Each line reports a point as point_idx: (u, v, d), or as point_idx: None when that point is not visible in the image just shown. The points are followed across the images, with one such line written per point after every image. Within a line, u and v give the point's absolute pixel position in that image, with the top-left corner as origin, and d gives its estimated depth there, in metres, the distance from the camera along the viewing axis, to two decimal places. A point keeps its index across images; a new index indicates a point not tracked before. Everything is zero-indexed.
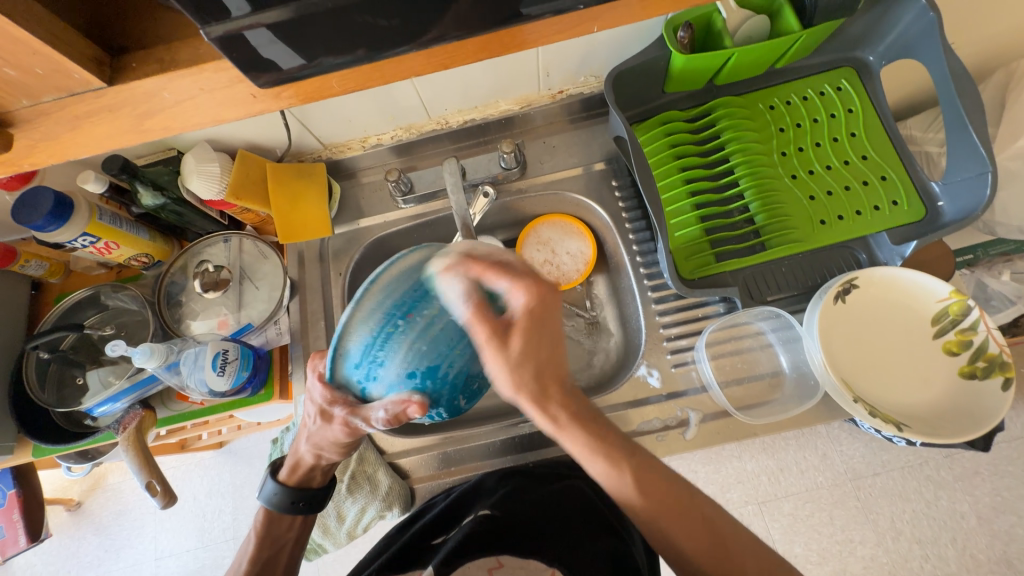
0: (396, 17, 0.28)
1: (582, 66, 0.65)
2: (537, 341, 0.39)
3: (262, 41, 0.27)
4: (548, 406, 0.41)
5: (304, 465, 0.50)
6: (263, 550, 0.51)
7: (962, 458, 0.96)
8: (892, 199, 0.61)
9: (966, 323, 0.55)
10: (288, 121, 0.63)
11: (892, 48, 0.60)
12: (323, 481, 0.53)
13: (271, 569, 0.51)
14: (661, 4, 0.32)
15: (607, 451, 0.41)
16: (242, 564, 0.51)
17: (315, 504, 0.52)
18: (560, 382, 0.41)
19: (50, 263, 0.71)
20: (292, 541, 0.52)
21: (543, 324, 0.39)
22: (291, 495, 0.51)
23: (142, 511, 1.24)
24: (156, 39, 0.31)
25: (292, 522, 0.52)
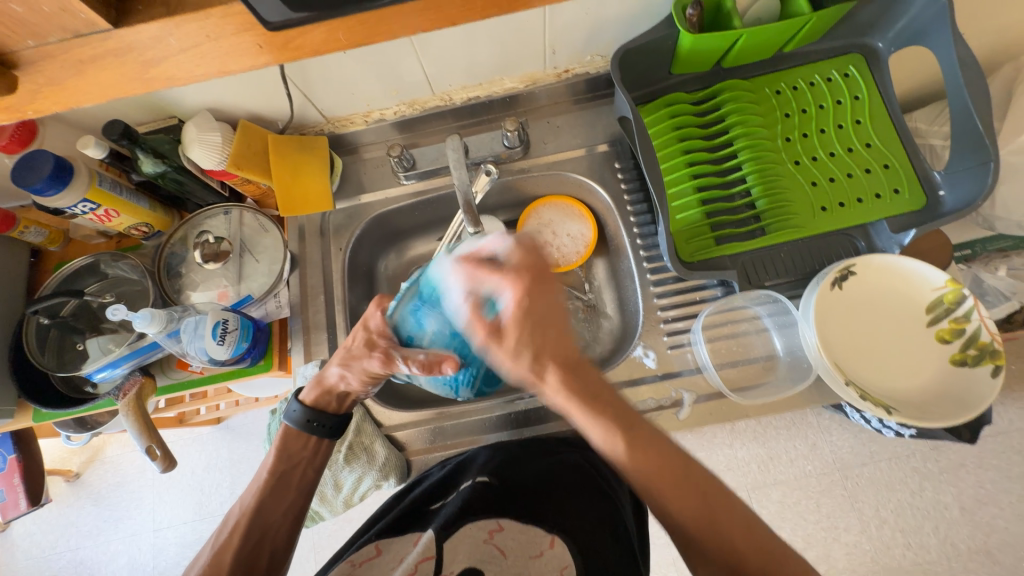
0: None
1: (589, 45, 0.64)
2: (535, 316, 0.42)
3: None
4: (549, 375, 0.42)
5: (326, 385, 0.53)
6: (281, 463, 0.53)
7: (948, 451, 0.97)
8: (894, 187, 0.61)
9: (960, 312, 0.55)
10: (291, 91, 0.63)
11: (901, 34, 0.60)
12: (339, 409, 0.56)
13: (287, 482, 0.52)
14: None
15: (605, 418, 0.42)
16: (259, 478, 0.52)
17: (328, 427, 0.54)
18: (562, 356, 0.43)
19: (50, 230, 0.71)
20: (306, 461, 0.54)
21: (539, 295, 0.42)
22: (306, 412, 0.54)
23: (140, 484, 1.26)
24: None
25: (308, 442, 0.54)
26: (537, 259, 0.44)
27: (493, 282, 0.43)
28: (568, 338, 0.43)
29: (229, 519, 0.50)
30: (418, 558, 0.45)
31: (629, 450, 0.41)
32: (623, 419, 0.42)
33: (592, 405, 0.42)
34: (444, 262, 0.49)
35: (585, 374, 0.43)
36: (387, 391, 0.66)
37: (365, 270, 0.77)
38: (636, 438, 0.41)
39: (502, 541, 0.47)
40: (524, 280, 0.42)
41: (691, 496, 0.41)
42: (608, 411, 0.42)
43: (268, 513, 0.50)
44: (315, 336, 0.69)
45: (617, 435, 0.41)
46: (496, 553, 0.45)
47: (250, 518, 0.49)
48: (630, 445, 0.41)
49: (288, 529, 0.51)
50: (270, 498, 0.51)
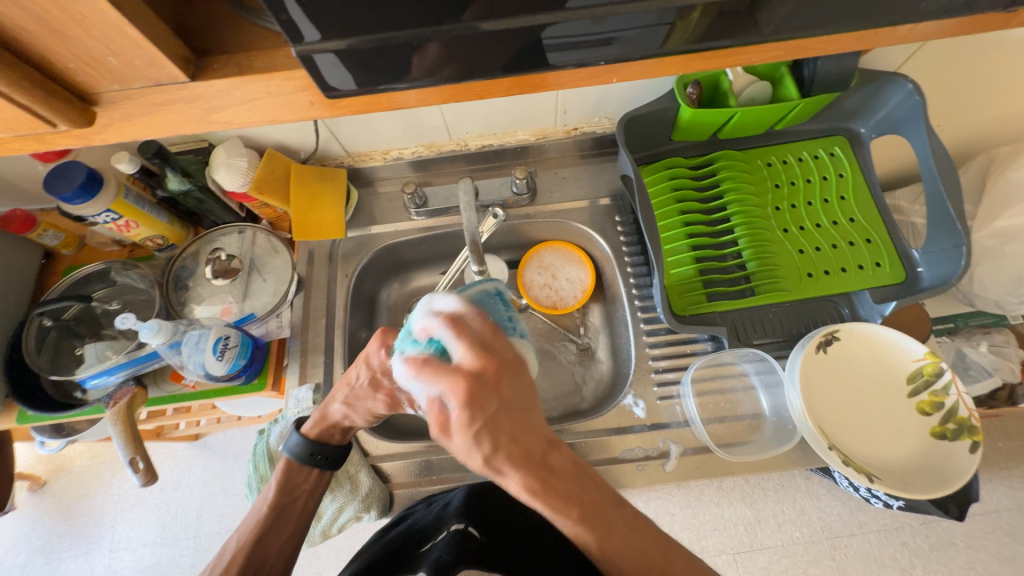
0: (449, 75, 0.31)
1: (597, 108, 0.70)
2: (486, 417, 0.37)
3: (327, 64, 0.28)
4: (509, 476, 0.38)
5: (330, 420, 0.54)
6: (282, 497, 0.52)
7: (938, 527, 0.96)
8: (875, 260, 0.65)
9: (939, 385, 0.57)
10: (319, 128, 0.68)
11: (881, 123, 0.66)
12: (341, 441, 0.56)
13: (285, 517, 0.52)
14: (673, 67, 0.33)
15: (577, 513, 0.39)
16: (258, 511, 0.51)
17: (332, 460, 0.54)
18: (524, 450, 0.38)
19: (66, 235, 0.73)
20: (307, 494, 0.54)
21: (497, 390, 0.38)
22: (309, 445, 0.53)
23: (104, 501, 1.20)
24: (213, 25, 0.32)
25: (310, 475, 0.54)
26: (495, 349, 0.40)
27: (435, 386, 0.37)
28: (532, 424, 0.39)
29: (223, 553, 0.49)
30: None
31: (598, 544, 0.39)
32: (594, 513, 0.40)
33: (562, 498, 0.39)
34: (422, 313, 0.43)
35: (552, 467, 0.39)
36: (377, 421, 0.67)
37: (368, 297, 0.79)
38: (609, 533, 0.39)
39: None
40: (468, 380, 0.37)
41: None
42: (578, 505, 0.39)
43: (265, 547, 0.50)
44: (312, 359, 0.70)
45: (588, 528, 0.39)
46: None
47: (247, 552, 0.48)
48: (601, 538, 0.39)
49: (283, 565, 0.50)
50: (269, 532, 0.50)
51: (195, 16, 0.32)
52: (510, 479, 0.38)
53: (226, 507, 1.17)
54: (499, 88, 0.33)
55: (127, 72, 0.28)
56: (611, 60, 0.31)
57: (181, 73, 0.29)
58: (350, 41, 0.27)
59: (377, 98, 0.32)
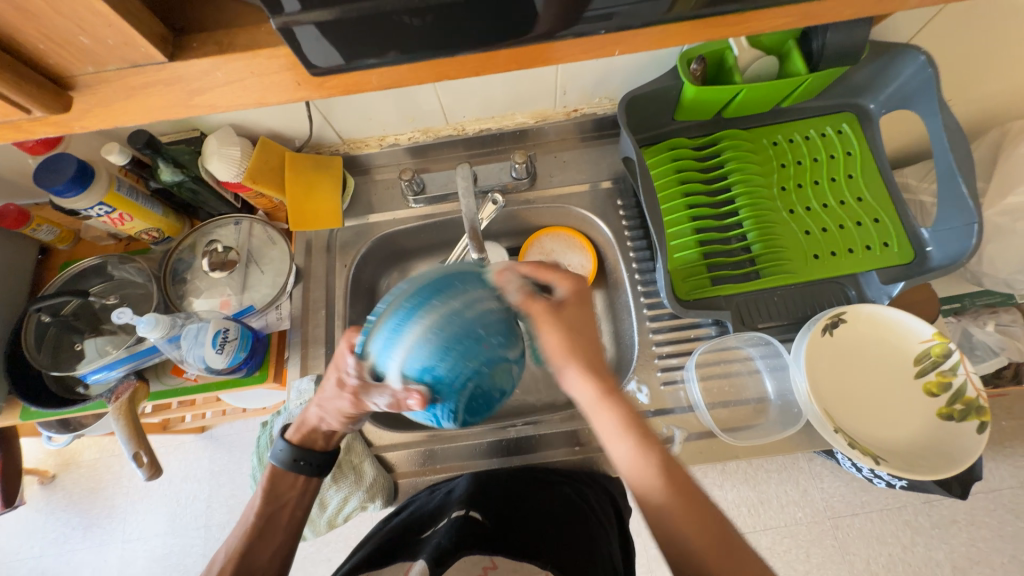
0: (441, 48, 0.29)
1: (597, 88, 0.68)
2: (563, 321, 0.44)
3: (309, 37, 0.27)
4: (575, 371, 0.44)
5: (307, 425, 0.53)
6: (268, 504, 0.52)
7: (941, 505, 0.97)
8: (883, 240, 0.64)
9: (947, 365, 0.57)
10: (311, 112, 0.66)
11: (891, 98, 0.64)
12: (327, 446, 0.55)
13: (274, 524, 0.51)
14: (678, 36, 0.31)
15: (633, 438, 0.42)
16: (246, 521, 0.51)
17: (317, 464, 0.53)
18: (595, 365, 0.44)
19: (61, 229, 0.72)
20: (294, 501, 0.53)
21: (578, 306, 0.46)
22: (293, 450, 0.53)
23: (114, 492, 1.22)
24: (194, 3, 0.30)
25: (296, 480, 0.53)
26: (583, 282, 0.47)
27: (552, 280, 0.45)
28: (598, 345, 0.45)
29: (213, 565, 0.49)
30: None
31: (656, 470, 0.41)
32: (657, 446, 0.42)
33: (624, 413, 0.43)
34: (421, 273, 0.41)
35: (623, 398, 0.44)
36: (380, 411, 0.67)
37: (368, 287, 0.79)
38: (674, 467, 0.42)
39: None
40: (574, 292, 0.46)
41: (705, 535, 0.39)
42: (635, 434, 0.42)
43: (255, 556, 0.49)
44: (313, 350, 0.70)
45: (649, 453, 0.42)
46: None
47: (239, 564, 0.48)
48: (653, 469, 0.41)
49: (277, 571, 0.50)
50: (257, 542, 0.50)
51: None
52: (575, 380, 0.44)
53: (234, 497, 1.18)
54: (494, 62, 0.31)
55: (101, 53, 0.27)
56: (613, 29, 0.30)
57: (158, 53, 0.28)
58: (334, 14, 0.26)
59: (364, 74, 0.31)
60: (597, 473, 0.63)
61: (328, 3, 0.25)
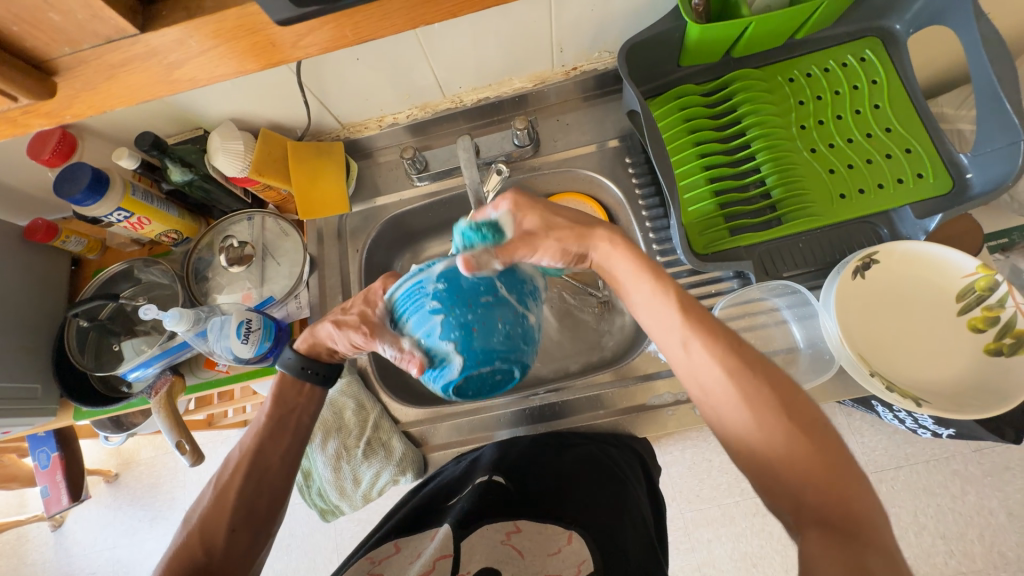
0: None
1: (596, 41, 0.65)
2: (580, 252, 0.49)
3: None
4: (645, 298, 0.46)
5: (315, 338, 0.55)
6: (278, 409, 0.54)
7: (992, 453, 0.92)
8: (917, 171, 0.59)
9: (994, 299, 0.53)
10: (308, 98, 0.65)
11: (920, 14, 0.58)
12: (332, 359, 0.57)
13: (283, 426, 0.54)
14: None
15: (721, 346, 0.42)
16: (254, 424, 0.53)
17: (323, 375, 0.56)
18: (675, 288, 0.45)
19: (89, 239, 0.75)
20: (301, 408, 0.55)
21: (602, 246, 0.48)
22: (300, 358, 0.55)
23: (173, 486, 1.30)
24: None
25: (303, 389, 0.56)
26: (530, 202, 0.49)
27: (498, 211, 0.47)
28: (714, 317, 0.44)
29: (229, 461, 0.52)
30: (436, 553, 0.45)
31: (785, 425, 0.38)
32: (793, 409, 0.39)
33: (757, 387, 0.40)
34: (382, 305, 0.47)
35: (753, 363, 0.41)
36: (402, 387, 0.68)
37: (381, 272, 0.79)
38: (803, 427, 0.38)
39: (519, 542, 0.48)
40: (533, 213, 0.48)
41: (822, 488, 0.36)
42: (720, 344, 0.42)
43: (267, 454, 0.52)
44: None
45: (778, 418, 0.39)
46: (513, 553, 0.46)
47: (250, 460, 0.51)
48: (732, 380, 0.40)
49: (287, 471, 0.53)
50: (268, 441, 0.52)
51: None
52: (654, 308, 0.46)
53: None
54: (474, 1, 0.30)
55: (73, 31, 0.28)
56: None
57: (127, 26, 0.28)
58: None
59: (340, 28, 0.30)
60: (624, 435, 0.62)
61: None
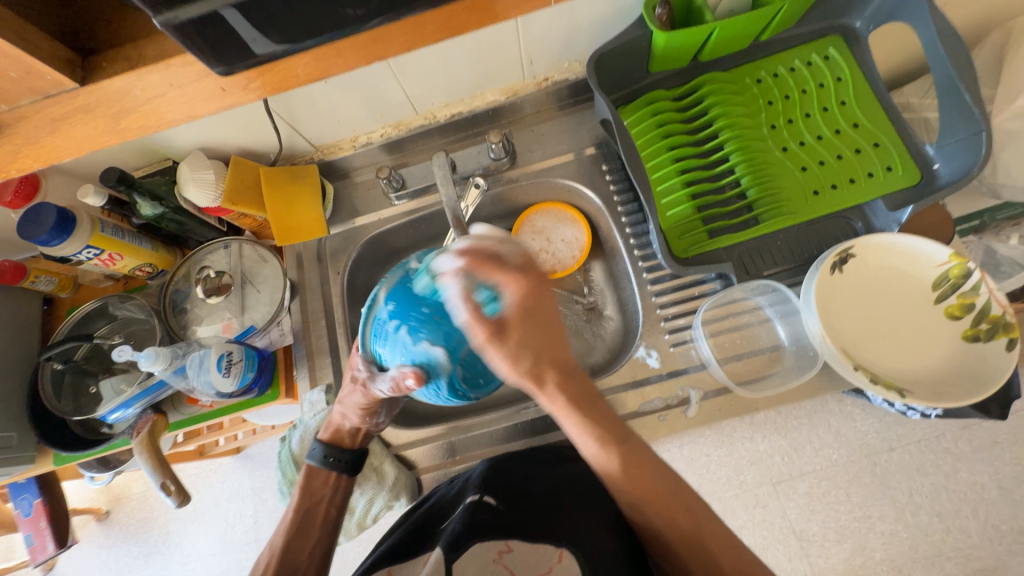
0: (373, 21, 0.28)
1: (565, 52, 0.65)
2: (529, 318, 0.39)
3: (237, 23, 0.26)
4: (547, 386, 0.40)
5: (336, 423, 0.57)
6: (305, 501, 0.56)
7: (979, 429, 0.94)
8: (886, 165, 0.60)
9: (967, 286, 0.54)
10: (277, 123, 0.64)
11: (878, 12, 0.60)
12: (355, 444, 0.58)
13: (310, 519, 0.55)
14: None
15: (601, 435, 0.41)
16: (285, 519, 0.55)
17: (345, 462, 0.57)
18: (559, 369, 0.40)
19: (59, 278, 0.73)
20: (327, 498, 0.56)
21: (534, 308, 0.39)
22: (324, 448, 0.57)
23: (166, 520, 1.27)
24: (117, 33, 0.29)
25: (328, 479, 0.57)
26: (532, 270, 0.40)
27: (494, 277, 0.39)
28: (566, 341, 0.41)
29: (261, 561, 0.53)
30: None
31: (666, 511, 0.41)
32: (617, 430, 0.42)
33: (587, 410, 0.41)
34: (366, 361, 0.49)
35: (582, 383, 0.42)
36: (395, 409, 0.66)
37: (364, 292, 0.78)
38: (629, 451, 0.42)
39: (511, 562, 0.46)
40: (528, 283, 0.39)
41: (680, 518, 0.42)
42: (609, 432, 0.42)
43: (296, 553, 0.53)
44: (319, 361, 0.70)
45: (611, 447, 0.42)
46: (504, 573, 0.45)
47: (281, 559, 0.52)
48: (621, 465, 0.41)
49: (316, 566, 0.53)
50: (296, 538, 0.54)
51: (91, 24, 0.29)
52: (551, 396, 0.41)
53: (277, 510, 1.21)
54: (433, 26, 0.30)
55: (10, 88, 0.27)
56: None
57: (65, 78, 0.27)
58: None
59: (296, 64, 0.30)
60: None
61: None
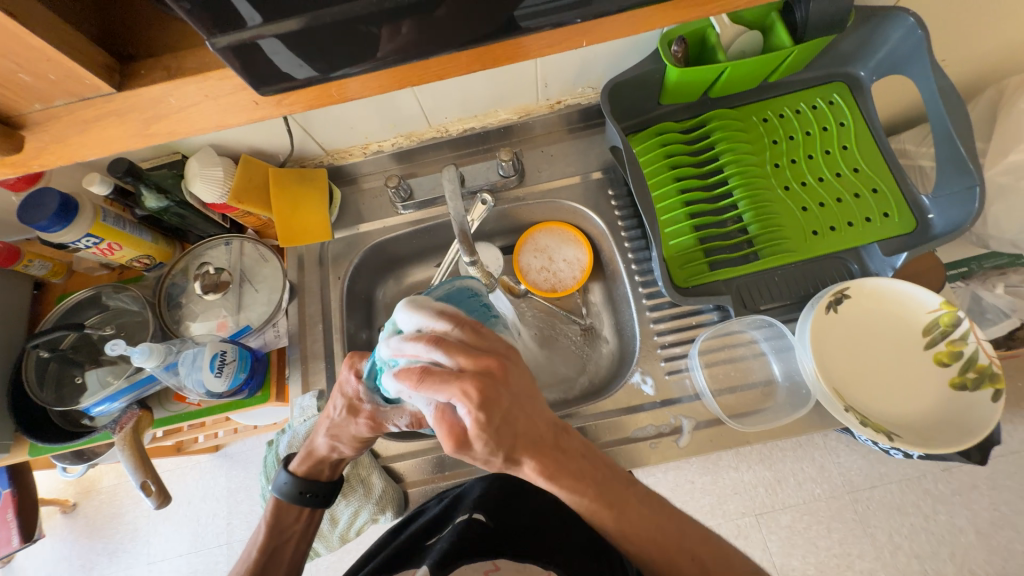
0: (411, 51, 0.29)
1: (580, 78, 0.67)
2: (501, 414, 0.38)
3: (272, 50, 0.26)
4: (524, 463, 0.40)
5: (317, 457, 0.54)
6: (272, 539, 0.54)
7: (960, 472, 0.96)
8: (883, 211, 0.62)
9: (957, 334, 0.55)
10: (291, 126, 0.65)
11: (882, 64, 0.62)
12: (330, 476, 0.56)
13: (277, 558, 0.53)
14: (658, 18, 0.30)
15: (591, 492, 0.41)
16: (250, 556, 0.53)
17: (321, 497, 0.55)
18: (537, 442, 0.40)
19: (53, 263, 0.72)
20: (297, 535, 0.55)
21: (507, 383, 0.40)
22: (300, 484, 0.54)
23: (135, 516, 1.23)
24: (155, 41, 0.30)
25: (299, 514, 0.55)
26: (483, 345, 0.41)
27: (449, 387, 0.38)
28: (542, 411, 0.41)
29: None
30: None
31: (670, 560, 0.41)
32: (607, 495, 0.41)
33: (572, 478, 0.41)
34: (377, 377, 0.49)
35: (565, 453, 0.41)
36: None
37: (363, 298, 0.78)
38: (623, 511, 0.41)
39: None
40: (477, 383, 0.38)
41: (686, 563, 0.41)
42: (592, 484, 0.41)
43: None
44: (313, 365, 0.69)
45: (604, 504, 0.41)
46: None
47: None
48: (616, 516, 0.41)
49: None
50: None
51: (129, 29, 0.30)
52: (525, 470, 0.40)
53: (252, 512, 1.19)
54: (470, 61, 0.31)
55: (45, 88, 0.27)
56: (590, 16, 0.29)
57: (104, 83, 0.28)
58: (295, 27, 0.26)
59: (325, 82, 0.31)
60: None
61: (294, 11, 0.25)
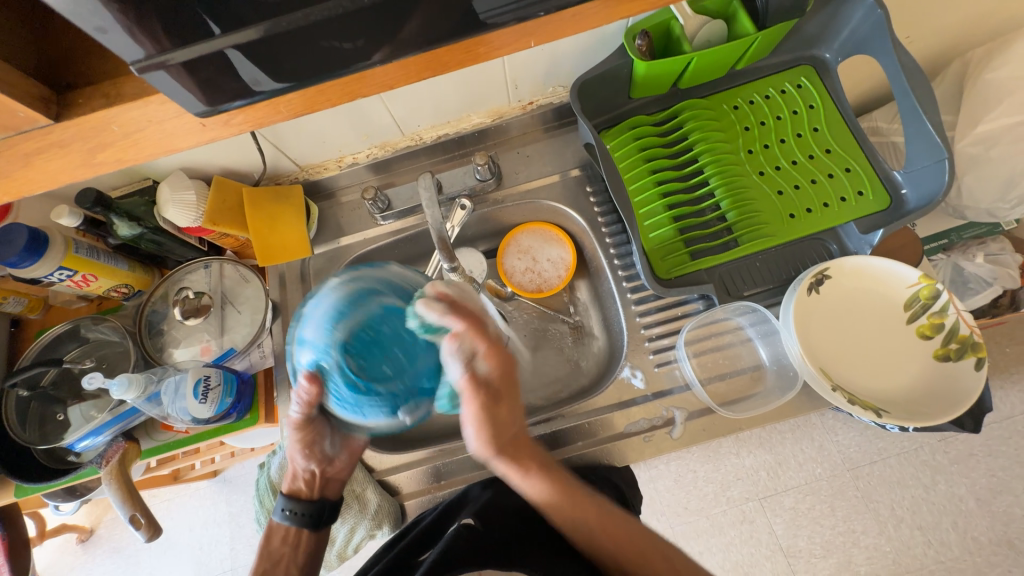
0: (369, 56, 0.29)
1: (549, 77, 0.67)
2: (494, 401, 0.49)
3: (237, 61, 0.27)
4: (501, 449, 0.50)
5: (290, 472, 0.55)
6: (264, 563, 0.52)
7: (956, 441, 0.97)
8: (858, 189, 0.63)
9: (936, 307, 0.56)
10: (260, 143, 0.64)
11: (846, 44, 0.63)
12: (315, 495, 0.56)
13: None
14: (616, 9, 0.30)
15: (541, 480, 0.51)
16: None
17: (308, 515, 0.54)
18: (515, 436, 0.51)
19: (29, 299, 0.70)
20: (289, 558, 0.53)
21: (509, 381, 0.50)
22: (283, 500, 0.55)
23: (136, 549, 1.21)
24: (98, 68, 0.29)
25: (290, 536, 0.55)
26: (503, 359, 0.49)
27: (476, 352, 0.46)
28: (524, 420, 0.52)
29: None
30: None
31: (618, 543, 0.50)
32: (561, 486, 0.52)
33: (547, 485, 0.51)
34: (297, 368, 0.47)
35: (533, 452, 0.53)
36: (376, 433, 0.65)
37: None
38: (574, 507, 0.51)
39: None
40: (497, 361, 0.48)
41: (624, 548, 0.49)
42: (550, 478, 0.52)
43: None
44: None
45: (553, 495, 0.51)
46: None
47: None
48: (568, 511, 0.51)
49: None
50: None
51: (71, 58, 0.29)
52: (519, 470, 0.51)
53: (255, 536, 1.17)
54: (434, 62, 0.31)
55: None
56: (553, 9, 0.29)
57: (40, 115, 0.27)
58: (254, 36, 0.26)
59: (278, 99, 0.31)
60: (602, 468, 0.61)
61: (250, 21, 0.25)
